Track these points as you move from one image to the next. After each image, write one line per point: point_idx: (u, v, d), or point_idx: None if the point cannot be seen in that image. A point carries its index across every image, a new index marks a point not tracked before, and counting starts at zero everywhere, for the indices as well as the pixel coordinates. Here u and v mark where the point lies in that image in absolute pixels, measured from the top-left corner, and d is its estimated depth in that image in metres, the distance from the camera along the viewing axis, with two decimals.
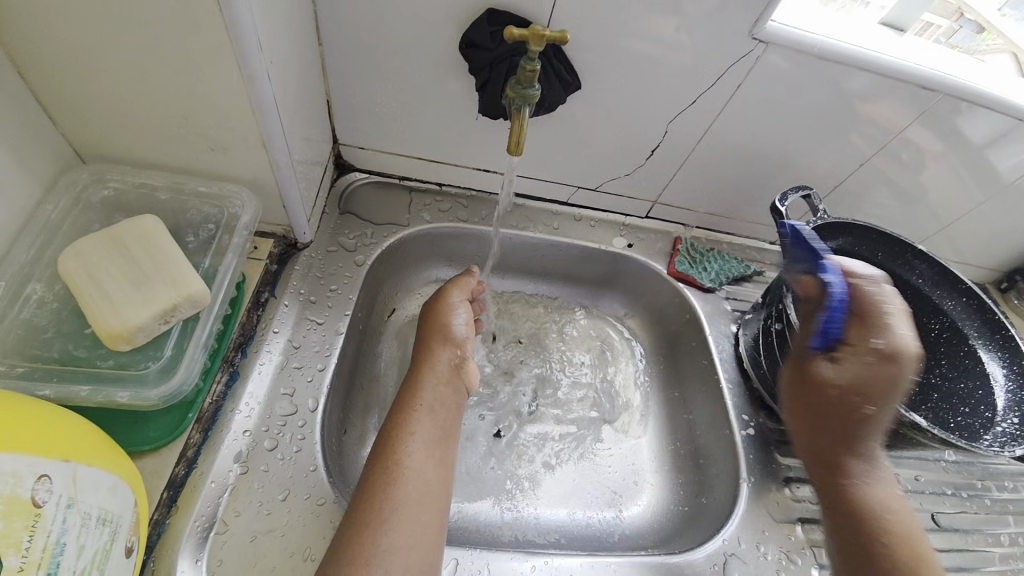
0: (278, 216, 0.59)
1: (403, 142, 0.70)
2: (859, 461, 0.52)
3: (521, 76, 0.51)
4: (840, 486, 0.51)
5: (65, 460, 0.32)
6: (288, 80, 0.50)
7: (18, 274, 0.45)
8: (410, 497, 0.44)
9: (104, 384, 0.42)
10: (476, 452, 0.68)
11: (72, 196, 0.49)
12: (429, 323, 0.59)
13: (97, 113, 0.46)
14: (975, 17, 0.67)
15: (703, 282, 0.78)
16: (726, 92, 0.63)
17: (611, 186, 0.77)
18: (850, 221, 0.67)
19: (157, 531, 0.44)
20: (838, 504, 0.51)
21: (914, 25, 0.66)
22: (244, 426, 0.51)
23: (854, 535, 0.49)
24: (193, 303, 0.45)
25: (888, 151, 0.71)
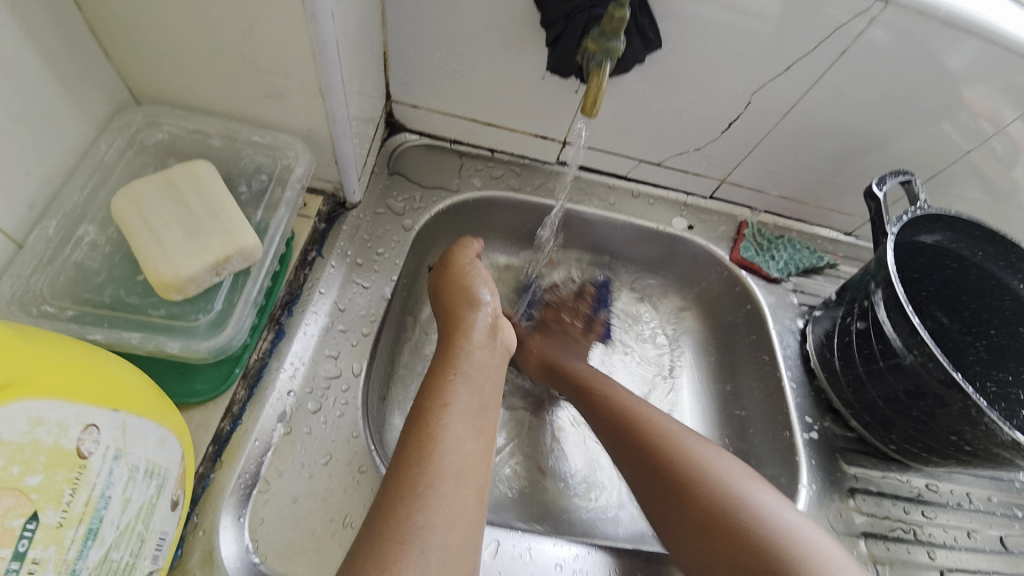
0: (329, 172, 0.56)
1: (457, 101, 0.65)
2: (643, 418, 0.53)
3: (606, 26, 0.46)
4: (649, 455, 0.50)
5: (115, 409, 0.31)
6: (349, 24, 0.46)
7: (72, 214, 0.44)
8: (448, 472, 0.39)
9: (155, 333, 0.41)
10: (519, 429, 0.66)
11: (126, 137, 0.48)
12: (448, 289, 0.55)
13: (153, 49, 0.43)
14: None
15: (770, 271, 0.72)
16: (828, 61, 0.56)
17: (677, 161, 0.71)
18: (953, 214, 0.59)
19: (202, 484, 0.43)
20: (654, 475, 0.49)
21: None
22: (288, 386, 0.50)
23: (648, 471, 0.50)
24: (244, 257, 0.42)
25: (989, 146, 0.62)
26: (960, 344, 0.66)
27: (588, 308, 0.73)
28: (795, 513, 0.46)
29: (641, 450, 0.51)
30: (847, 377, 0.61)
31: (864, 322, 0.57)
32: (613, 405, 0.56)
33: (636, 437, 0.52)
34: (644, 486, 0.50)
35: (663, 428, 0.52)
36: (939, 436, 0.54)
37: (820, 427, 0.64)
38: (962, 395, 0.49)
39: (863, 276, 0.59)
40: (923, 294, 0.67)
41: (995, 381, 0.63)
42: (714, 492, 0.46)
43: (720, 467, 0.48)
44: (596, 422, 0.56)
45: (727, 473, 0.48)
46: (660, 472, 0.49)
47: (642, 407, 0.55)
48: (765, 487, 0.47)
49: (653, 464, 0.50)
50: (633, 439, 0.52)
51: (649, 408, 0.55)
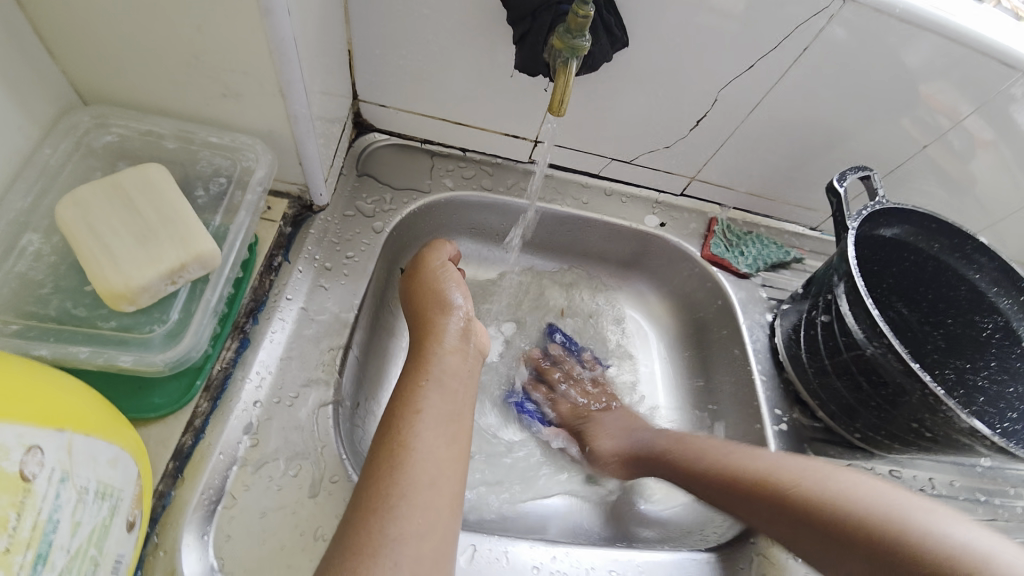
0: (293, 174, 0.54)
1: (427, 100, 0.64)
2: (745, 461, 0.53)
3: (572, 24, 0.46)
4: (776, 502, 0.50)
5: (60, 429, 0.29)
6: (309, 20, 0.45)
7: (14, 223, 0.41)
8: (422, 481, 0.39)
9: (105, 347, 0.39)
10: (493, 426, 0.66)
11: (73, 140, 0.45)
12: (420, 297, 0.54)
13: (99, 45, 0.41)
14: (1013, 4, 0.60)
15: (739, 267, 0.73)
16: (790, 58, 0.57)
17: (647, 159, 0.71)
18: (910, 208, 0.61)
19: (163, 502, 0.42)
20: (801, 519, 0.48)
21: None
22: (255, 396, 0.48)
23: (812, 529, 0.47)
24: (202, 264, 0.41)
25: (947, 140, 0.64)
26: (919, 334, 0.69)
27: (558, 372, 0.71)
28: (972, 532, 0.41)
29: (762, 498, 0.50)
30: (812, 368, 0.63)
31: (828, 315, 0.59)
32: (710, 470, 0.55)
33: (767, 495, 0.50)
34: (802, 541, 0.48)
35: (755, 465, 0.52)
36: (900, 423, 0.56)
37: (789, 419, 0.65)
38: (921, 385, 0.51)
39: (827, 269, 0.60)
40: (884, 286, 0.69)
41: (953, 368, 0.66)
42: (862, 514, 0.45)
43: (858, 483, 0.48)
44: (726, 498, 0.53)
45: (881, 499, 0.46)
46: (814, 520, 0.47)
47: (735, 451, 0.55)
48: (914, 504, 0.45)
49: (791, 510, 0.49)
50: (777, 505, 0.49)
51: (759, 457, 0.53)
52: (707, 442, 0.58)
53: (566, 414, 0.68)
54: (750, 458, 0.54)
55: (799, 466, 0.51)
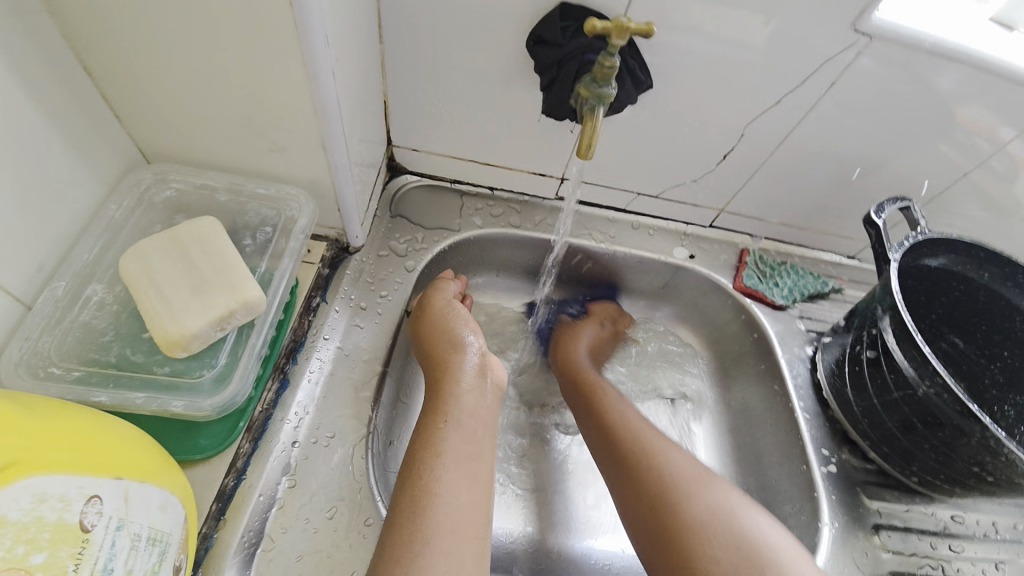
0: (332, 219, 0.57)
1: (456, 144, 0.67)
2: (627, 415, 0.57)
3: (598, 75, 0.48)
4: (623, 450, 0.54)
5: (117, 477, 0.30)
6: (349, 78, 0.48)
7: (80, 274, 0.44)
8: (444, 527, 0.39)
9: (159, 392, 0.41)
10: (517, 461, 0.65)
11: (135, 196, 0.49)
12: (430, 336, 0.55)
13: (163, 108, 0.45)
14: None
15: (774, 298, 0.71)
16: (817, 91, 0.57)
17: (674, 193, 0.72)
18: (955, 237, 0.58)
19: (205, 545, 0.42)
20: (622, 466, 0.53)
21: None
22: (292, 437, 0.49)
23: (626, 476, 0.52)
24: (249, 310, 0.43)
25: (990, 166, 0.62)
26: (975, 368, 0.65)
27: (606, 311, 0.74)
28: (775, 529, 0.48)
29: (617, 442, 0.55)
30: (860, 406, 0.60)
31: (875, 350, 0.56)
32: (606, 414, 0.58)
33: (625, 450, 0.54)
34: (618, 480, 0.53)
35: (633, 424, 0.56)
36: (959, 466, 0.52)
37: (838, 460, 0.62)
38: (981, 426, 0.48)
39: (870, 302, 0.58)
40: (933, 316, 0.66)
41: (1012, 405, 0.61)
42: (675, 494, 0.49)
43: (694, 471, 0.51)
44: (599, 442, 0.56)
45: (700, 487, 0.50)
46: (653, 487, 0.50)
47: (630, 412, 0.58)
48: (743, 512, 0.48)
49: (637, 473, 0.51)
50: (623, 452, 0.54)
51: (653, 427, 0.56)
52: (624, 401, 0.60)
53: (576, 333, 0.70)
54: (630, 416, 0.57)
55: (669, 443, 0.54)
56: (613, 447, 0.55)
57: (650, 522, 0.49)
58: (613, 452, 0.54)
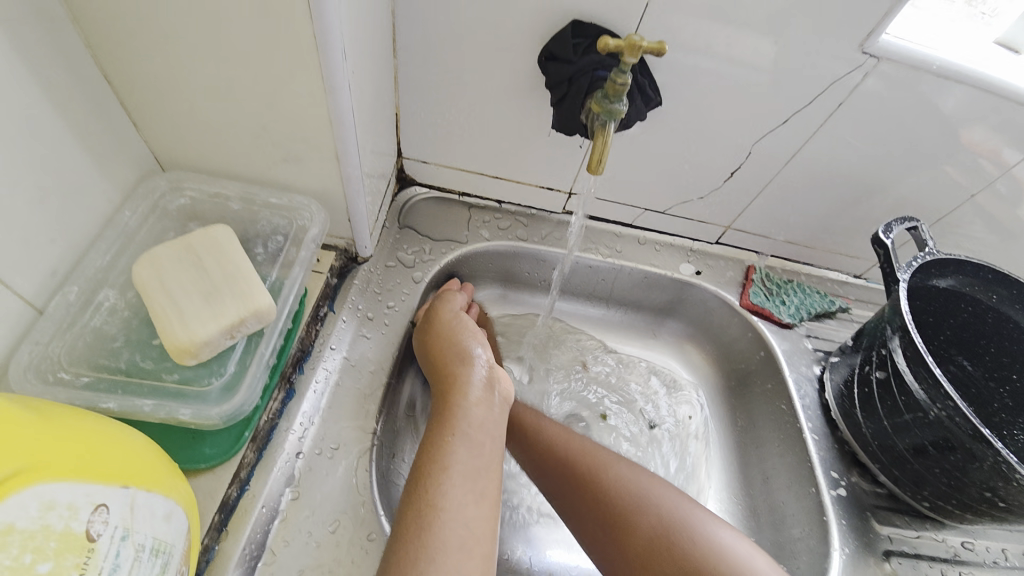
0: (342, 230, 0.57)
1: (466, 158, 0.68)
2: (556, 435, 0.55)
3: (610, 90, 0.48)
4: (565, 475, 0.53)
5: (124, 486, 0.30)
6: (365, 92, 0.49)
7: (93, 280, 0.44)
8: (450, 544, 0.38)
9: (166, 399, 0.41)
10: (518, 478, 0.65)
11: (150, 202, 0.49)
12: (436, 350, 0.55)
13: (180, 116, 0.45)
14: None
15: (781, 316, 0.71)
16: (825, 112, 0.57)
17: (681, 210, 0.72)
18: (963, 258, 0.58)
19: (206, 556, 0.42)
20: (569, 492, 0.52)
21: None
22: (297, 447, 0.49)
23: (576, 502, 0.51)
24: (259, 318, 0.43)
25: (996, 188, 0.63)
26: (983, 391, 0.64)
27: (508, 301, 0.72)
28: (736, 535, 0.47)
29: (556, 468, 0.53)
30: (869, 428, 0.59)
31: (883, 371, 0.56)
32: (537, 440, 0.56)
33: (568, 476, 0.52)
34: (568, 505, 0.52)
35: (564, 445, 0.54)
36: (970, 491, 0.52)
37: (846, 482, 0.61)
38: (992, 450, 0.47)
39: (878, 322, 0.58)
40: (941, 338, 0.65)
41: (1021, 429, 0.61)
42: (623, 509, 0.49)
43: (632, 481, 0.50)
44: (541, 476, 0.55)
45: (645, 498, 0.49)
46: (602, 511, 0.49)
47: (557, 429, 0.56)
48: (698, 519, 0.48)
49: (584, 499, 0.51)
50: (565, 478, 0.53)
51: (589, 442, 0.55)
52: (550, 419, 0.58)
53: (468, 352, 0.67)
54: (559, 434, 0.56)
55: (601, 452, 0.53)
56: (555, 472, 0.53)
57: (610, 544, 0.48)
58: (556, 478, 0.53)
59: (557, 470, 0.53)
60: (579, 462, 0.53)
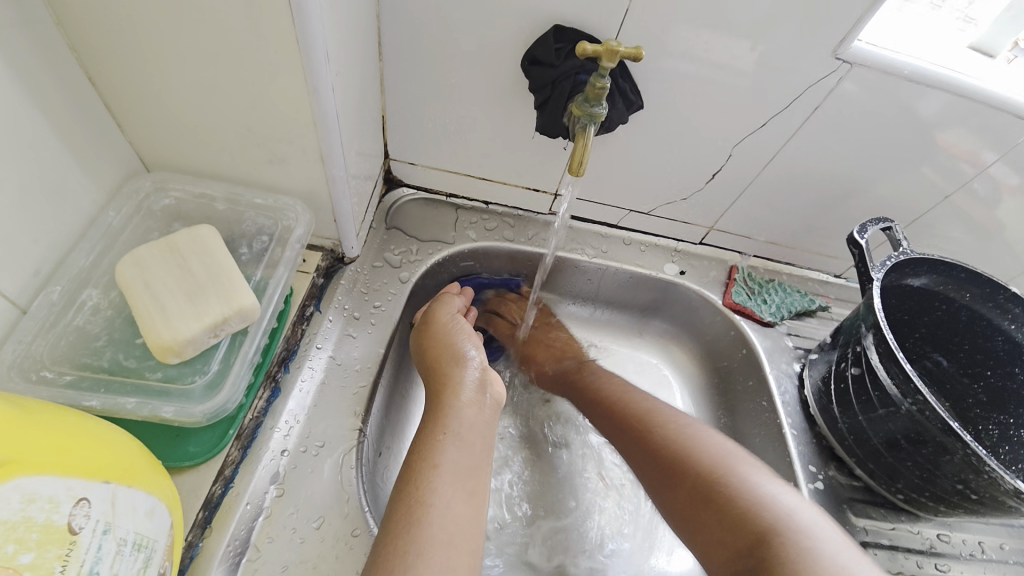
0: (328, 230, 0.58)
1: (453, 159, 0.68)
2: (620, 391, 0.61)
3: (590, 94, 0.50)
4: (625, 422, 0.58)
5: (105, 481, 0.30)
6: (349, 93, 0.49)
7: (76, 279, 0.45)
8: (439, 539, 0.38)
9: (150, 397, 0.41)
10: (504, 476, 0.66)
11: (134, 203, 0.50)
12: (430, 350, 0.56)
13: (161, 114, 0.45)
14: None
15: (762, 315, 0.73)
16: (802, 115, 0.59)
17: (664, 210, 0.73)
18: (936, 257, 0.60)
19: (190, 553, 0.42)
20: (628, 438, 0.57)
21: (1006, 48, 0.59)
22: (282, 445, 0.49)
23: (634, 446, 0.56)
24: (243, 317, 0.43)
25: (971, 188, 0.64)
26: (959, 387, 0.66)
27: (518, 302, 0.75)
28: (784, 487, 0.48)
29: (616, 418, 0.59)
30: (846, 423, 0.60)
31: (858, 367, 0.57)
32: (601, 395, 0.62)
33: (625, 423, 0.57)
34: (629, 451, 0.56)
35: (626, 397, 0.60)
36: (943, 483, 0.53)
37: (824, 476, 0.62)
38: (962, 443, 0.49)
39: (854, 320, 0.59)
40: (916, 336, 0.67)
41: (996, 424, 0.63)
42: (676, 451, 0.52)
43: (689, 427, 0.54)
44: (605, 426, 0.60)
45: (699, 439, 0.52)
46: (656, 455, 0.53)
47: (620, 386, 0.62)
48: (745, 462, 0.50)
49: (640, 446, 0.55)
50: (625, 425, 0.57)
51: (648, 398, 0.59)
52: (612, 380, 0.64)
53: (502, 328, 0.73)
54: (621, 390, 0.61)
55: (658, 406, 0.58)
56: (616, 421, 0.59)
57: (665, 483, 0.52)
58: (617, 426, 0.58)
59: (617, 418, 0.58)
60: (637, 411, 0.57)
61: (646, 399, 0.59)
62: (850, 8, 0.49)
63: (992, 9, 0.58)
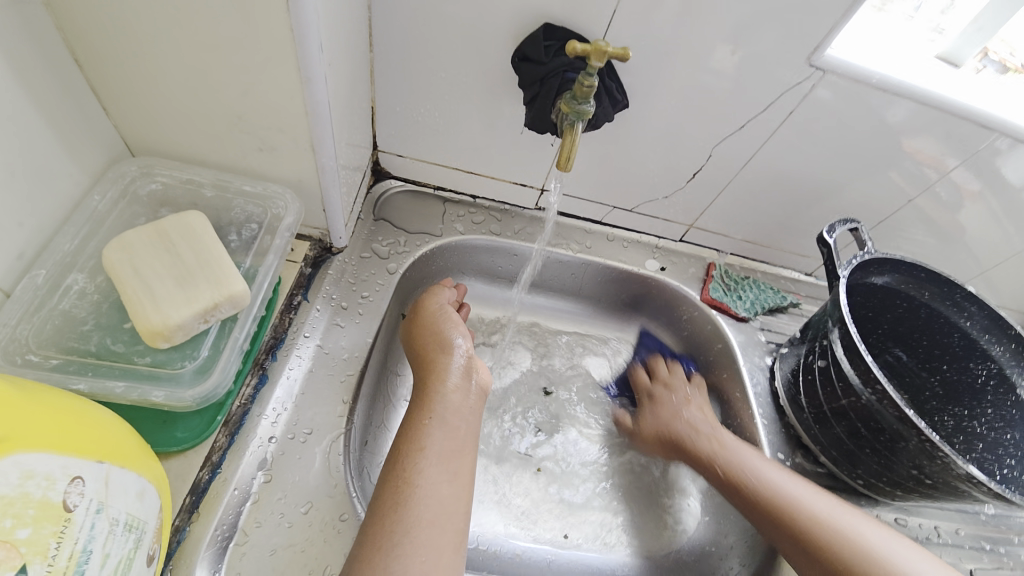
0: (317, 219, 0.58)
1: (441, 152, 0.69)
2: (781, 487, 0.57)
3: (577, 92, 0.51)
4: (797, 532, 0.53)
5: (99, 461, 0.30)
6: (341, 85, 0.50)
7: (60, 263, 0.44)
8: (423, 519, 0.40)
9: (139, 382, 0.41)
10: (488, 464, 0.67)
11: (120, 188, 0.49)
12: (421, 338, 0.56)
13: (149, 98, 0.45)
14: (999, 57, 0.63)
15: (738, 310, 0.76)
16: (777, 119, 0.62)
17: (647, 208, 0.76)
18: (899, 257, 0.64)
19: (177, 537, 0.42)
20: (803, 548, 0.53)
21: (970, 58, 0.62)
22: (269, 432, 0.50)
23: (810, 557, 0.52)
24: (233, 304, 0.44)
25: (934, 192, 0.68)
26: (917, 380, 0.70)
27: (663, 368, 0.76)
28: None
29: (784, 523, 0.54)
30: (813, 413, 0.64)
31: (824, 359, 0.61)
32: (757, 491, 0.57)
33: (796, 531, 0.53)
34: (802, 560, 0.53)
35: (791, 499, 0.55)
36: (901, 470, 0.57)
37: (792, 463, 0.66)
38: (916, 430, 0.52)
39: (822, 315, 0.62)
40: (879, 332, 0.71)
41: (952, 415, 0.67)
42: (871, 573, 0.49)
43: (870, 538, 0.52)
44: (764, 526, 0.56)
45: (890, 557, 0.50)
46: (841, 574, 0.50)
47: (782, 480, 0.57)
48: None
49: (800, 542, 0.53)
50: (799, 535, 0.53)
51: (812, 498, 0.56)
52: (763, 467, 0.59)
53: (641, 378, 0.76)
54: (782, 487, 0.57)
55: (829, 511, 0.54)
56: (783, 527, 0.54)
57: None
58: (783, 531, 0.54)
59: (785, 524, 0.54)
60: (811, 519, 0.54)
61: (816, 502, 0.55)
62: (824, 18, 0.52)
63: (962, 21, 0.62)
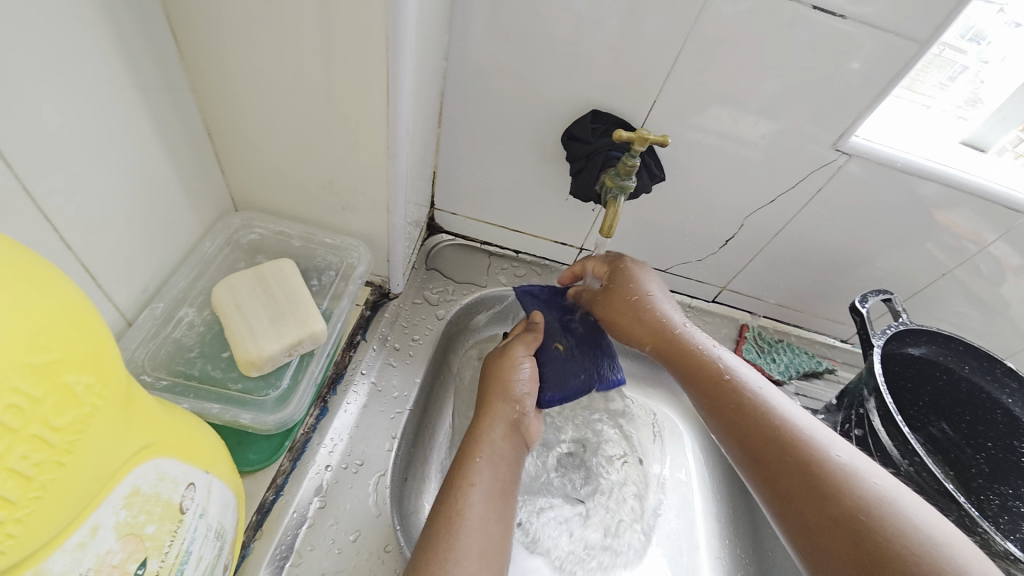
0: (382, 268, 0.65)
1: (491, 212, 0.77)
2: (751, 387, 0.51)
3: (621, 170, 0.58)
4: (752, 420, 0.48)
5: (206, 471, 0.36)
6: (414, 157, 0.58)
7: (176, 298, 0.52)
8: (472, 551, 0.43)
9: (230, 405, 0.47)
10: None
11: (226, 236, 0.58)
12: (492, 375, 0.58)
13: (261, 167, 0.54)
14: None
15: (771, 372, 0.78)
16: (806, 194, 0.66)
17: (680, 269, 0.80)
18: (933, 329, 0.65)
19: (243, 552, 0.47)
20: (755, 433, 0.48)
21: (1001, 140, 0.65)
22: (326, 460, 0.54)
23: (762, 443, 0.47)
24: (313, 340, 0.50)
25: (973, 263, 0.70)
26: (962, 456, 0.69)
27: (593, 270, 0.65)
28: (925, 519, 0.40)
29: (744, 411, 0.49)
30: None
31: (861, 428, 0.61)
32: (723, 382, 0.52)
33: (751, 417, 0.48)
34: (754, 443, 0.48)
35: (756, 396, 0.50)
36: None
37: None
38: (955, 505, 0.52)
39: (858, 382, 0.63)
40: (919, 404, 0.71)
41: (997, 494, 0.65)
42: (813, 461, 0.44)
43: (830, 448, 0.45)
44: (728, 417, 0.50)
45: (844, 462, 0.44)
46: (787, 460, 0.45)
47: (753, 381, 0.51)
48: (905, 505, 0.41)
49: (768, 460, 0.46)
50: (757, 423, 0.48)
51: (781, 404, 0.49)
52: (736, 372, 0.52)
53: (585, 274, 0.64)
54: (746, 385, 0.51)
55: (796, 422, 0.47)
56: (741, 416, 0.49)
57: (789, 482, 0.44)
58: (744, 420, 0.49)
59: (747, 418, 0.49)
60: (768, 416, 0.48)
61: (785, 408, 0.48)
62: (847, 109, 0.57)
63: (1001, 93, 0.63)
